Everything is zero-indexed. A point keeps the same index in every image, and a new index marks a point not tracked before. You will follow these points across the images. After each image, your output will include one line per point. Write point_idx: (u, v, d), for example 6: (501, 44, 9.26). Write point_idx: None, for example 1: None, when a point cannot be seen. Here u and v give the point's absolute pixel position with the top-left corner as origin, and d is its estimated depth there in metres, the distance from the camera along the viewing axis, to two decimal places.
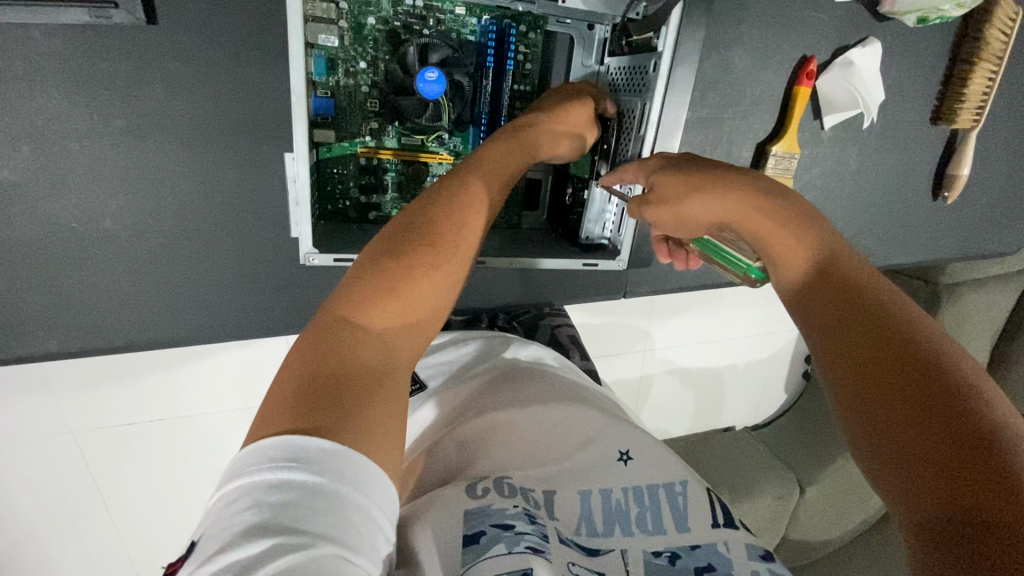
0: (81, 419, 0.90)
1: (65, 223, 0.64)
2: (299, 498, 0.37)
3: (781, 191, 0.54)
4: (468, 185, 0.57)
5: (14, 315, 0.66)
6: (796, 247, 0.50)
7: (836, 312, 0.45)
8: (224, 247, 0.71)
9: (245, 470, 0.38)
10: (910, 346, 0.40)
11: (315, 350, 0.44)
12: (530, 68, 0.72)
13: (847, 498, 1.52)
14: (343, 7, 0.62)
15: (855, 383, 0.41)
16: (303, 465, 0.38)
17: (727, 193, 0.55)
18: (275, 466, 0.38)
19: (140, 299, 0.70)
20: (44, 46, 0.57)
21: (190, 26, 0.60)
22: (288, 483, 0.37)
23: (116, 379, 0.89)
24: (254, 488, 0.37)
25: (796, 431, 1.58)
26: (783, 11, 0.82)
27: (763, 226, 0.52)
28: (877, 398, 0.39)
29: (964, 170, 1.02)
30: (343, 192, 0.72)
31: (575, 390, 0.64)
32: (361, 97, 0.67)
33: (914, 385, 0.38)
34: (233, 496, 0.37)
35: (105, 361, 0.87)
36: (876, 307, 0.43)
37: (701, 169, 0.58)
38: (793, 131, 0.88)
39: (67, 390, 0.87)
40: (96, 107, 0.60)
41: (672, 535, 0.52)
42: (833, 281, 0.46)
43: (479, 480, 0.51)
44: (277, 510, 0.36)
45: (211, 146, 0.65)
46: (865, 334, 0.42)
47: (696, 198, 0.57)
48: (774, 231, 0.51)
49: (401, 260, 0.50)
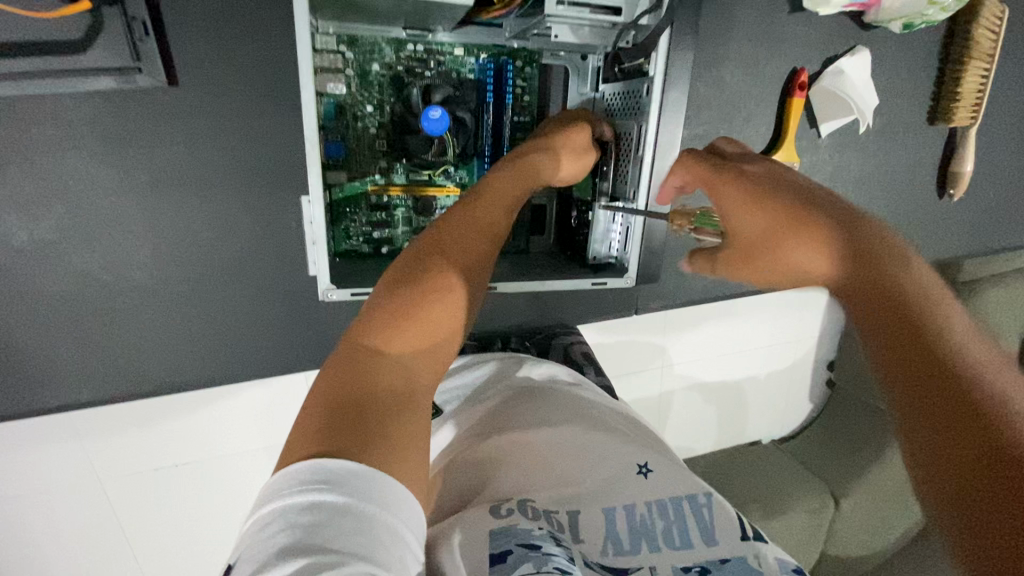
0: (111, 465, 0.92)
1: (94, 275, 0.67)
2: (329, 518, 0.38)
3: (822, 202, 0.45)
4: (475, 212, 0.59)
5: (47, 367, 0.69)
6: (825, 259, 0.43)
7: (884, 334, 0.38)
8: (244, 289, 0.73)
9: (275, 494, 0.39)
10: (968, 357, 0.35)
11: (337, 378, 0.46)
12: (528, 101, 0.74)
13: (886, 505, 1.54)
14: (349, 57, 0.66)
15: (912, 415, 0.35)
16: (332, 485, 0.39)
17: (792, 232, 0.44)
18: (304, 488, 0.39)
19: (166, 343, 0.73)
20: (74, 112, 0.61)
21: (207, 85, 0.64)
22: (317, 504, 0.38)
23: (141, 424, 0.91)
24: (286, 511, 0.38)
25: (826, 443, 1.60)
26: (769, 27, 0.85)
27: (792, 236, 0.44)
28: (927, 428, 0.34)
29: (966, 167, 1.03)
30: (356, 229, 0.74)
31: (592, 408, 0.65)
32: (369, 138, 0.70)
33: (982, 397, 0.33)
34: (266, 520, 0.39)
35: (133, 406, 0.90)
36: (927, 324, 0.37)
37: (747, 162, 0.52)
38: (790, 140, 0.90)
39: (94, 436, 0.90)
40: (122, 165, 0.64)
41: (700, 549, 0.52)
42: (878, 268, 0.40)
43: (502, 503, 0.52)
44: (308, 530, 0.37)
45: (230, 194, 0.69)
46: (889, 319, 0.38)
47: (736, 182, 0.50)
48: (802, 240, 0.44)
49: (415, 288, 0.52)
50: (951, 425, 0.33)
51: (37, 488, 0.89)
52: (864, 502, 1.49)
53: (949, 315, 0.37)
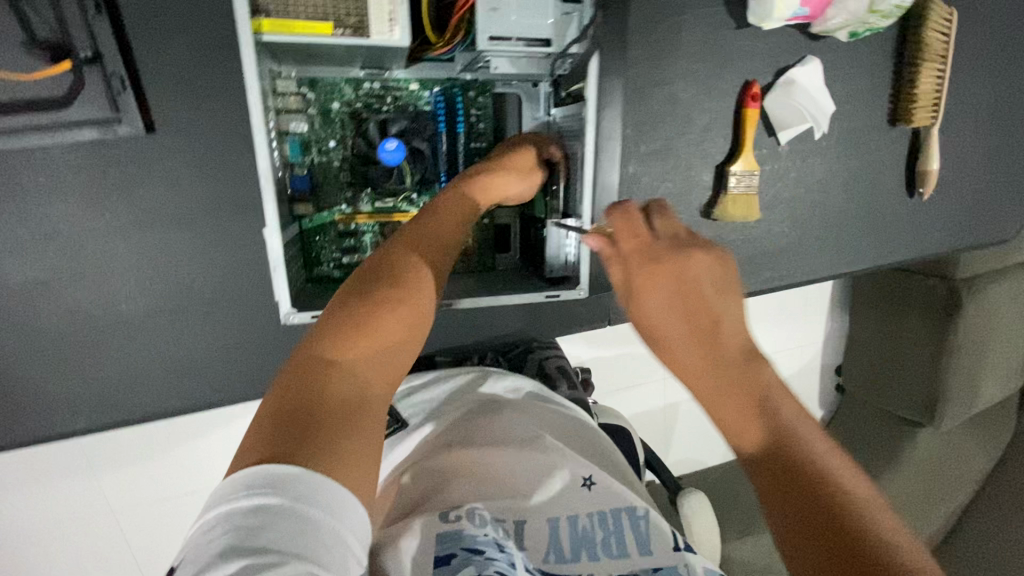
0: (120, 490, 0.98)
1: (85, 310, 0.73)
2: (272, 520, 0.41)
3: (694, 289, 0.51)
4: (425, 231, 0.63)
5: (45, 398, 0.74)
6: (693, 350, 0.48)
7: (751, 431, 0.43)
8: (224, 318, 0.78)
9: (223, 499, 0.42)
10: (829, 494, 0.39)
11: (290, 386, 0.49)
12: (483, 127, 0.79)
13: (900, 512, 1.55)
14: (311, 97, 0.71)
15: (781, 509, 0.41)
16: (276, 490, 0.42)
17: (668, 311, 0.50)
18: (251, 492, 0.42)
19: (154, 372, 0.77)
20: (63, 161, 0.67)
21: (183, 131, 0.70)
22: (262, 507, 0.41)
23: (150, 449, 0.98)
24: (232, 514, 0.41)
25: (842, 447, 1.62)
26: (717, 43, 0.88)
27: (671, 315, 0.50)
28: (795, 525, 0.40)
29: (932, 165, 1.04)
30: (325, 255, 0.77)
31: (545, 422, 0.69)
32: (334, 170, 0.75)
33: (839, 538, 0.38)
34: (213, 523, 0.41)
35: (138, 433, 0.97)
36: (782, 422, 0.43)
37: (670, 249, 0.53)
38: (748, 149, 0.93)
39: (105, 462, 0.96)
40: (108, 207, 0.70)
41: (634, 558, 0.55)
42: (755, 407, 0.44)
43: (453, 509, 0.55)
44: (252, 531, 0.40)
45: (208, 229, 0.74)
46: (752, 413, 0.44)
47: (652, 281, 0.51)
48: (676, 324, 0.49)
49: (368, 299, 0.55)
50: (812, 526, 0.39)
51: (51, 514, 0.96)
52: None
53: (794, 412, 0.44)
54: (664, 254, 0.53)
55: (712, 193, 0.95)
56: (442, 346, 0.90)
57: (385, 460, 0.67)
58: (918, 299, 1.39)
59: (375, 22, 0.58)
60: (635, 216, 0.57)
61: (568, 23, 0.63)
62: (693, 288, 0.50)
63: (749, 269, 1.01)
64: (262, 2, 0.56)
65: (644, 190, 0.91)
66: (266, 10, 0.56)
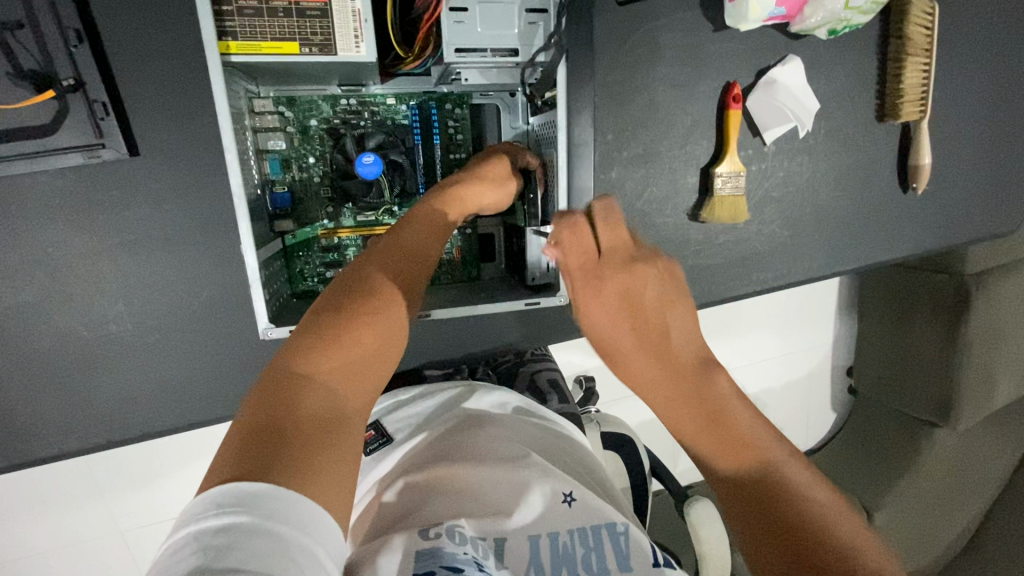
0: (140, 496, 1.07)
1: (75, 331, 0.74)
2: (242, 539, 0.39)
3: (640, 293, 0.53)
4: (392, 246, 0.63)
5: (38, 420, 0.75)
6: (639, 360, 0.51)
7: (710, 435, 0.48)
8: (212, 335, 0.78)
9: (193, 519, 0.41)
10: (771, 484, 0.45)
11: (262, 403, 0.48)
12: (461, 138, 0.79)
13: (920, 517, 1.52)
14: (289, 116, 0.73)
15: (739, 505, 0.46)
16: (247, 508, 0.41)
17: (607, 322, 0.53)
18: (221, 511, 0.41)
19: (144, 391, 0.78)
20: (50, 187, 0.69)
21: (166, 153, 0.71)
22: (232, 526, 0.40)
23: (167, 457, 1.06)
24: (200, 534, 0.40)
25: (855, 451, 1.59)
26: (695, 47, 0.89)
27: (613, 325, 0.52)
28: (750, 516, 0.45)
29: (925, 159, 1.02)
30: (311, 270, 0.79)
31: (526, 437, 0.69)
32: (315, 186, 0.76)
33: (785, 524, 0.43)
34: (181, 544, 0.40)
35: (158, 443, 1.05)
36: (736, 429, 0.48)
37: (617, 265, 0.55)
38: (733, 150, 0.92)
39: (127, 471, 1.05)
40: (94, 229, 0.71)
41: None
42: (712, 415, 0.48)
43: (432, 526, 0.55)
44: (220, 551, 0.38)
45: (193, 248, 0.75)
46: (708, 418, 0.48)
47: (597, 297, 0.54)
48: (618, 333, 0.52)
49: (340, 314, 0.55)
50: (767, 519, 0.44)
51: (81, 518, 1.05)
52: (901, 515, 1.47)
53: (747, 418, 0.48)
54: (608, 271, 0.54)
55: (698, 196, 0.95)
56: (431, 358, 0.90)
57: (367, 476, 0.67)
58: (926, 297, 1.36)
59: (341, 39, 0.59)
60: (581, 231, 0.57)
61: (534, 32, 0.63)
62: (641, 303, 0.52)
63: (741, 271, 1.00)
64: (228, 24, 0.57)
65: (628, 195, 0.91)
66: (233, 32, 0.57)
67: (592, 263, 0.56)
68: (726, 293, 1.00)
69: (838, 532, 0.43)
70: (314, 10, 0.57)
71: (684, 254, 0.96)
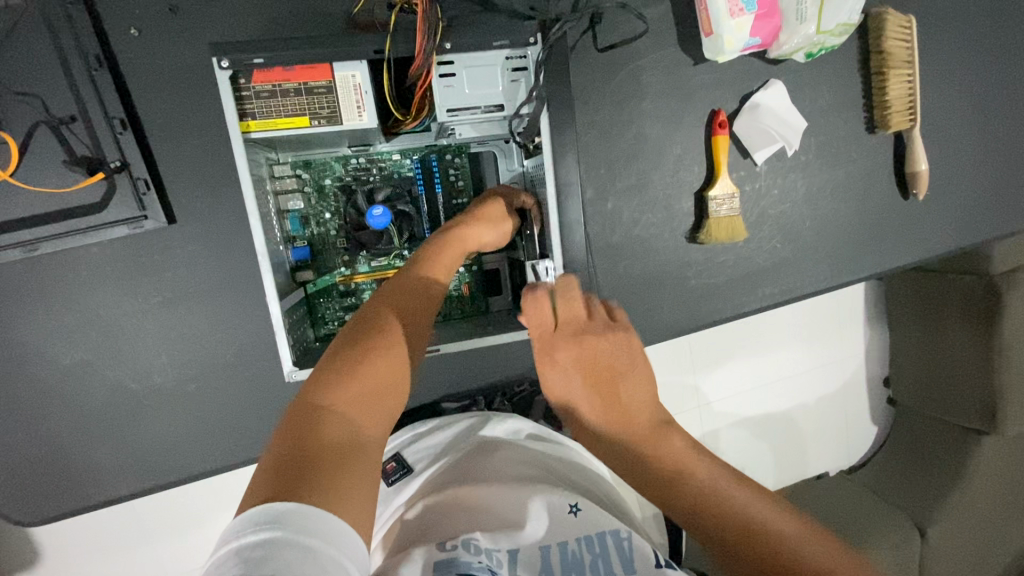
0: (195, 536, 1.13)
1: (124, 383, 0.81)
2: (277, 551, 0.43)
3: (594, 351, 0.57)
4: (380, 300, 0.67)
5: (93, 466, 0.82)
6: (598, 426, 0.55)
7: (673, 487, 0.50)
8: (244, 381, 0.84)
9: (232, 537, 0.45)
10: (739, 527, 0.48)
11: (289, 434, 0.53)
12: (462, 184, 0.86)
13: (977, 530, 1.46)
14: (306, 177, 0.81)
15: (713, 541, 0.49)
16: (281, 524, 0.45)
17: (565, 389, 0.57)
18: (257, 528, 0.45)
19: (185, 437, 0.84)
20: (104, 256, 0.78)
21: (201, 218, 0.80)
22: (267, 540, 0.44)
23: (219, 498, 1.12)
24: (241, 549, 0.44)
25: (899, 464, 1.55)
26: (677, 80, 0.94)
27: (570, 393, 0.57)
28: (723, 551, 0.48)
29: (921, 165, 1.03)
30: (330, 314, 0.84)
31: (536, 459, 0.73)
32: (331, 238, 0.83)
33: (753, 552, 0.47)
34: (223, 559, 0.44)
35: (211, 484, 1.12)
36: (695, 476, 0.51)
37: (569, 335, 0.59)
38: (724, 172, 0.96)
39: (183, 513, 1.12)
40: (140, 290, 0.80)
41: None
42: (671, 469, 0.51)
43: (450, 540, 0.59)
44: (258, 562, 0.42)
45: (226, 301, 0.82)
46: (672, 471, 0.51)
47: (554, 367, 0.58)
48: (578, 401, 0.56)
49: (346, 356, 0.59)
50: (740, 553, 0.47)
51: (143, 559, 1.12)
52: (954, 528, 1.43)
53: (705, 463, 0.52)
54: (560, 342, 0.59)
55: (695, 219, 0.98)
56: (447, 391, 0.94)
57: (389, 503, 0.70)
58: (955, 299, 1.34)
59: (345, 111, 0.66)
60: (540, 302, 0.61)
61: (516, 88, 0.70)
62: (595, 371, 0.57)
63: (746, 288, 1.02)
64: (247, 106, 0.65)
65: (626, 223, 0.96)
66: (252, 112, 0.65)
67: (548, 333, 0.60)
68: (734, 310, 1.02)
69: (802, 559, 0.46)
70: (319, 88, 0.65)
71: (686, 275, 0.99)
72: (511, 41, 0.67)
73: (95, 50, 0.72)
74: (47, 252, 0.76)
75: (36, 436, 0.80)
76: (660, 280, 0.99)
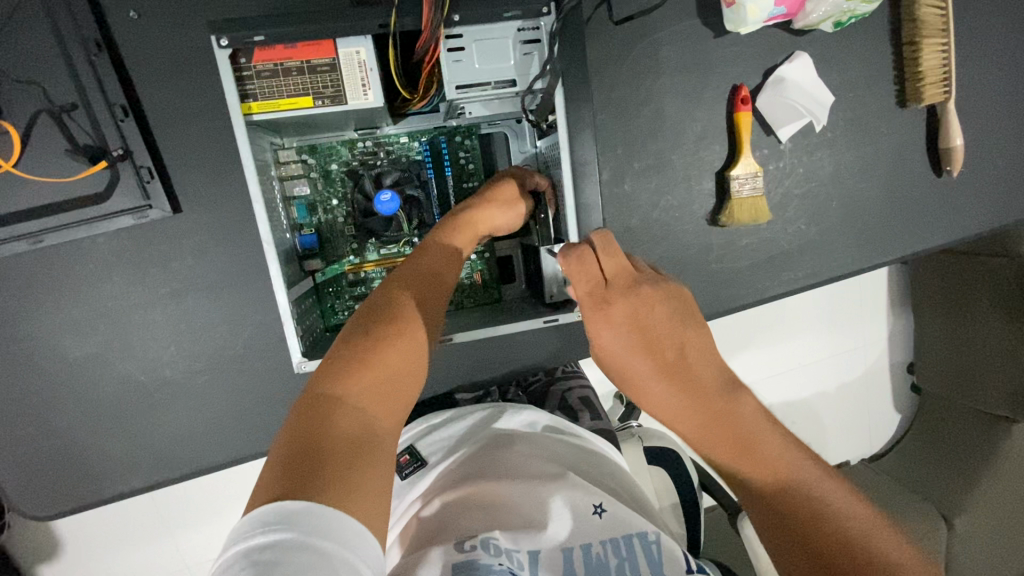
0: (210, 528, 1.12)
1: (134, 376, 0.80)
2: (288, 555, 0.41)
3: (651, 306, 0.55)
4: (412, 273, 0.66)
5: (105, 460, 0.81)
6: (647, 380, 0.53)
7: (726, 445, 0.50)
8: (253, 373, 0.83)
9: (241, 537, 0.43)
10: (793, 493, 0.47)
11: (300, 426, 0.51)
12: (473, 167, 0.83)
13: (1010, 523, 1.41)
14: (312, 162, 0.78)
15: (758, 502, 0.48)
16: (291, 524, 0.43)
17: (617, 341, 0.54)
18: (267, 528, 0.43)
19: (196, 430, 0.83)
20: (109, 247, 0.77)
21: (206, 207, 0.78)
22: (277, 543, 0.42)
23: (235, 492, 1.11)
24: (250, 551, 0.42)
25: (925, 453, 1.50)
26: (697, 54, 0.90)
27: (624, 346, 0.54)
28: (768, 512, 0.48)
29: (957, 140, 0.97)
30: (339, 304, 0.82)
31: (555, 452, 0.70)
32: (339, 225, 0.81)
33: (801, 518, 0.46)
34: (231, 560, 0.42)
35: (225, 478, 1.11)
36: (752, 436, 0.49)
37: (623, 290, 0.57)
38: (747, 151, 0.91)
39: (199, 506, 1.11)
40: (147, 281, 0.78)
41: None
42: (728, 430, 0.49)
43: (468, 538, 0.57)
44: (268, 566, 0.41)
45: (233, 291, 0.81)
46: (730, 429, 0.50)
47: (607, 321, 0.55)
48: (630, 355, 0.53)
49: (369, 336, 0.58)
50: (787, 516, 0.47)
51: (162, 551, 1.12)
52: (984, 519, 1.38)
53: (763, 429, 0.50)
54: (616, 295, 0.56)
55: (716, 200, 0.94)
56: (461, 382, 0.92)
57: (403, 498, 0.68)
58: (985, 284, 1.26)
59: (350, 89, 0.64)
60: (587, 259, 0.59)
61: (529, 62, 0.67)
62: (648, 325, 0.54)
63: (770, 271, 0.98)
64: (248, 87, 0.62)
65: (644, 206, 0.92)
66: (253, 93, 0.62)
67: (600, 288, 0.57)
68: (756, 295, 0.98)
69: (854, 527, 0.45)
70: (323, 66, 0.62)
71: (706, 260, 0.96)
72: (524, 12, 0.63)
73: (94, 36, 0.69)
74: (52, 244, 0.75)
75: (48, 430, 0.80)
76: (680, 264, 0.95)
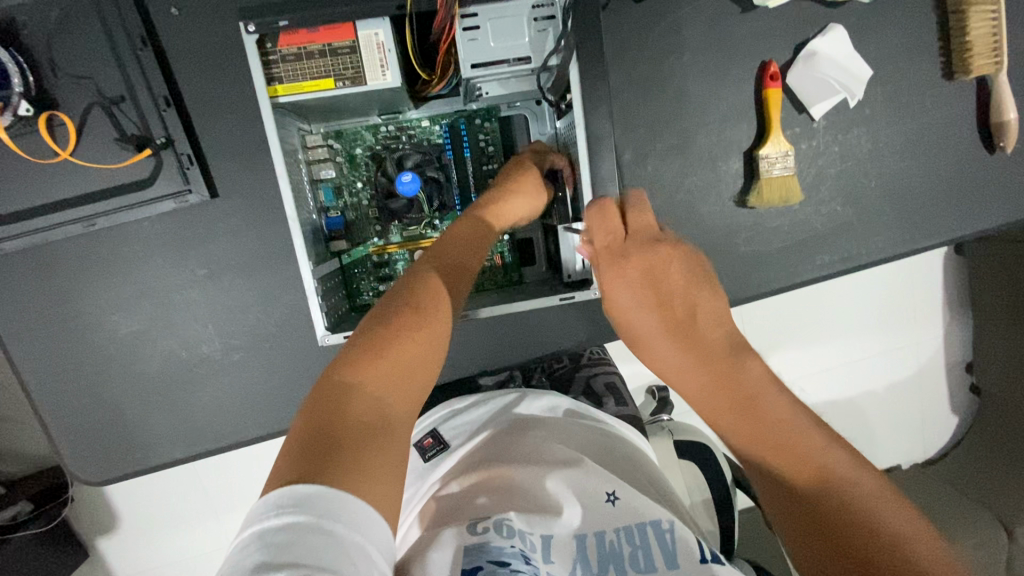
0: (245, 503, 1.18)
1: (176, 352, 0.85)
2: (301, 537, 0.43)
3: (669, 263, 0.58)
4: (435, 257, 0.68)
5: (148, 431, 0.87)
6: (657, 343, 0.54)
7: (735, 411, 0.49)
8: (285, 351, 0.86)
9: (256, 518, 0.45)
10: (805, 462, 0.45)
11: (320, 408, 0.53)
12: (492, 150, 0.84)
13: None
14: (337, 147, 0.82)
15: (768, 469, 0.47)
16: (304, 507, 0.44)
17: (636, 297, 0.56)
18: (281, 511, 0.44)
19: (231, 404, 0.87)
20: (152, 231, 0.82)
21: (241, 192, 0.82)
22: (292, 525, 0.43)
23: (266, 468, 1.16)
24: (263, 533, 0.44)
25: (981, 454, 1.40)
26: (724, 31, 0.87)
27: (642, 302, 0.56)
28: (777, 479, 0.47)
29: (1011, 113, 0.91)
30: (365, 285, 0.85)
31: (574, 437, 0.71)
32: (365, 208, 0.84)
33: (813, 487, 0.45)
34: (247, 541, 0.44)
35: (258, 455, 1.16)
36: (763, 400, 0.49)
37: (641, 244, 0.60)
38: (776, 130, 0.88)
39: (235, 481, 1.16)
40: (187, 263, 0.83)
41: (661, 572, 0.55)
42: (735, 394, 0.49)
43: (481, 520, 0.58)
44: (281, 548, 0.42)
45: (266, 272, 0.84)
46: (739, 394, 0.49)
47: (621, 276, 0.58)
48: (644, 315, 0.56)
49: (391, 312, 0.60)
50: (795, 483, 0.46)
51: (203, 523, 1.18)
52: None
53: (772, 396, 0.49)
54: (634, 251, 0.59)
55: (744, 180, 0.92)
56: (484, 365, 0.93)
57: (424, 479, 0.70)
58: None
59: (369, 70, 0.66)
60: (608, 212, 0.62)
61: (544, 39, 0.68)
62: (663, 290, 0.56)
63: (802, 255, 0.95)
64: (274, 71, 0.65)
65: (668, 187, 0.91)
66: (279, 77, 0.66)
67: (617, 243, 0.60)
68: (787, 279, 0.95)
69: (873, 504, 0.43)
70: (343, 49, 0.65)
71: (734, 242, 0.93)
72: None
73: (139, 31, 0.74)
74: (103, 227, 0.81)
75: (99, 401, 0.86)
76: (706, 248, 0.93)
